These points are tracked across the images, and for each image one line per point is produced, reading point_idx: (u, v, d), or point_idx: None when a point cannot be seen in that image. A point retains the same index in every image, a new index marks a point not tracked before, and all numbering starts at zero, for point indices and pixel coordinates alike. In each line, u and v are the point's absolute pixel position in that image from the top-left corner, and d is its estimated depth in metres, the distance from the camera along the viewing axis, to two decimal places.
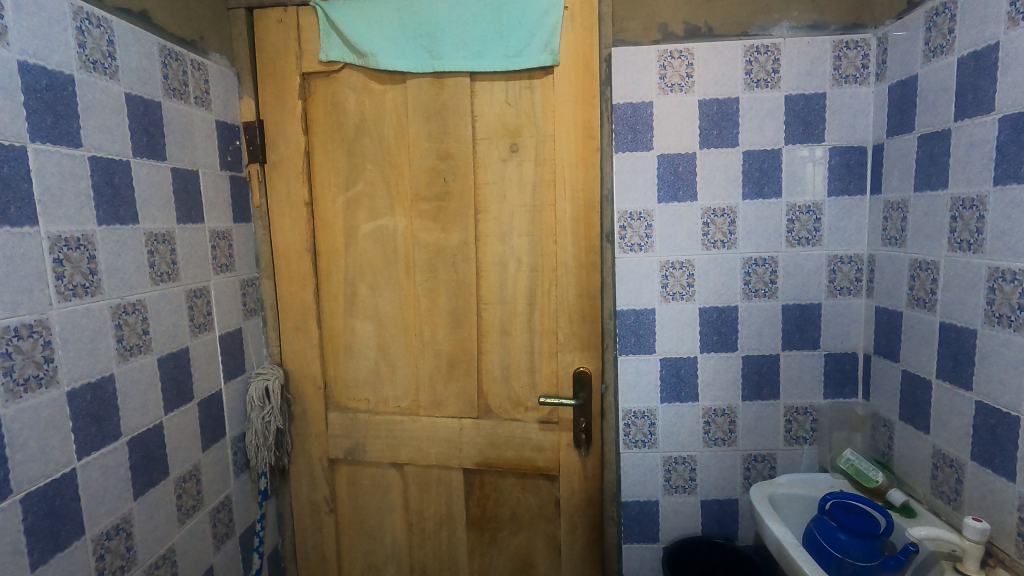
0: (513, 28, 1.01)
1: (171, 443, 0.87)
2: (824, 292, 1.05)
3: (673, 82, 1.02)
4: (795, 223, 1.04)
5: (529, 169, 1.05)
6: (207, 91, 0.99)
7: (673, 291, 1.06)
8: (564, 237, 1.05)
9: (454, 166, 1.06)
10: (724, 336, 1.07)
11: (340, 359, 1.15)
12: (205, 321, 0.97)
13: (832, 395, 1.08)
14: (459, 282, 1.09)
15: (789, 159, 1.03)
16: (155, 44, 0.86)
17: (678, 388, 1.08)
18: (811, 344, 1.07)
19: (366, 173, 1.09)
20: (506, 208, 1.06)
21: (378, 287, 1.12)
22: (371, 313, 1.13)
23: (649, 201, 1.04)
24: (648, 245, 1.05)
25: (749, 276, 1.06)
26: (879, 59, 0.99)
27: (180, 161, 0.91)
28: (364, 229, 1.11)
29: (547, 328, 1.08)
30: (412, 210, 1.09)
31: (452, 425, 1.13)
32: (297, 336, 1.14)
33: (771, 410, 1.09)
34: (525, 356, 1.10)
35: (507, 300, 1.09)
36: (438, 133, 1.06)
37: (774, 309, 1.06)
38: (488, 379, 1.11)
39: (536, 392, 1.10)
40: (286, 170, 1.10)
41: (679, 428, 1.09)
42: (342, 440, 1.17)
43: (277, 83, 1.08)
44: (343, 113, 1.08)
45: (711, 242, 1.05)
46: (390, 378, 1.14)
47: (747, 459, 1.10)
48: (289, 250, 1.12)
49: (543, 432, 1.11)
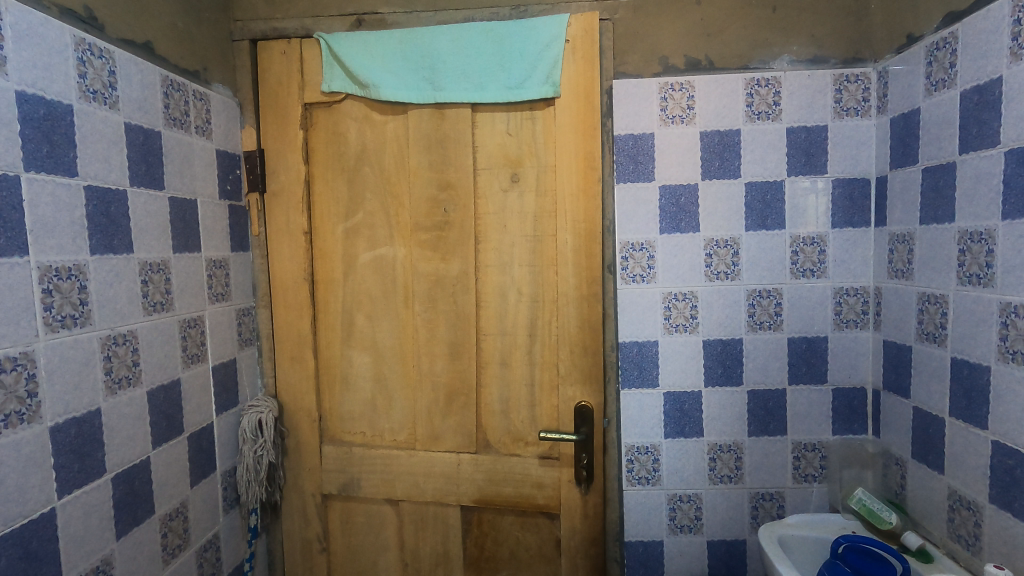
0: (513, 61, 1.01)
1: (159, 478, 0.85)
2: (829, 324, 1.04)
3: (674, 114, 1.02)
4: (799, 255, 1.03)
5: (529, 200, 1.04)
6: (207, 120, 0.99)
7: (677, 323, 1.04)
8: (565, 268, 1.03)
9: (454, 197, 1.06)
10: (728, 369, 1.05)
11: (336, 391, 1.12)
12: (199, 352, 0.95)
13: (841, 431, 1.05)
14: (458, 313, 1.07)
15: (791, 191, 1.02)
16: (157, 74, 0.86)
17: (682, 423, 1.06)
18: (818, 378, 1.04)
19: (367, 203, 1.09)
20: (507, 238, 1.05)
21: (377, 317, 1.10)
22: (369, 344, 1.11)
23: (650, 232, 1.03)
24: (650, 276, 1.04)
25: (754, 308, 1.04)
26: (880, 92, 0.99)
27: (178, 191, 0.90)
28: (363, 258, 1.10)
29: (548, 360, 1.06)
30: (412, 239, 1.08)
31: (450, 460, 1.09)
32: (293, 367, 1.12)
33: (778, 446, 1.05)
34: (525, 389, 1.07)
35: (507, 332, 1.06)
36: (439, 163, 1.06)
37: (780, 342, 1.04)
38: (487, 413, 1.08)
39: (535, 426, 1.07)
40: (286, 199, 1.10)
41: (683, 464, 1.06)
42: (336, 475, 1.13)
43: (279, 113, 1.09)
44: (344, 142, 1.09)
45: (715, 273, 1.04)
46: (386, 411, 1.11)
47: (754, 497, 1.06)
48: (287, 278, 1.11)
49: (543, 468, 1.07)
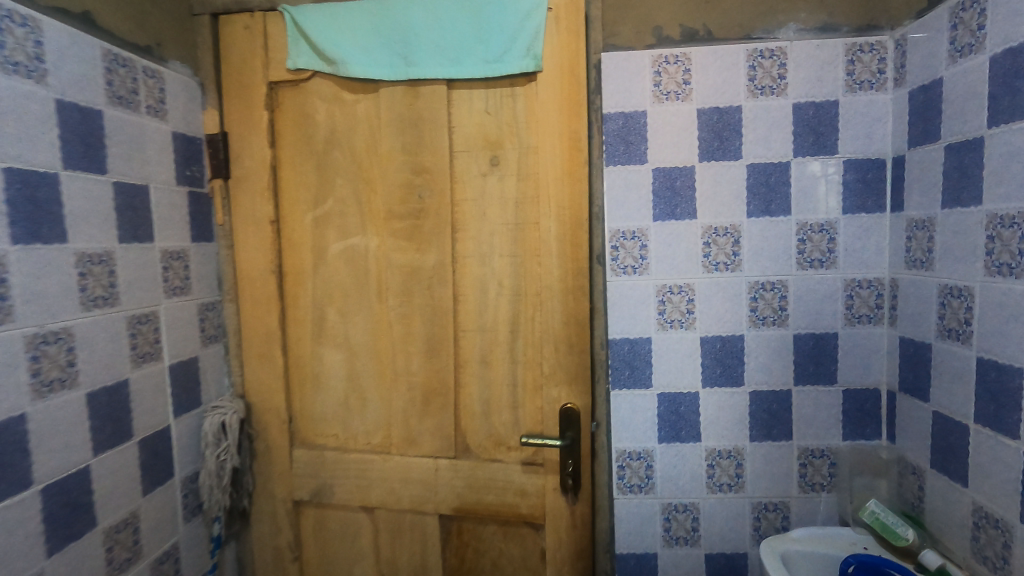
0: (492, 33, 0.93)
1: (102, 487, 0.78)
2: (839, 320, 0.95)
3: (669, 90, 0.93)
4: (806, 243, 0.94)
5: (510, 185, 0.96)
6: (162, 100, 0.92)
7: (671, 318, 0.96)
8: (549, 258, 0.95)
9: (430, 182, 0.98)
10: (728, 369, 0.96)
11: (307, 390, 1.05)
12: (152, 350, 0.88)
13: (851, 436, 0.96)
14: (435, 307, 0.99)
15: (798, 174, 0.93)
16: (98, 47, 0.79)
17: (677, 426, 0.97)
18: (826, 379, 0.96)
19: (337, 189, 1.01)
20: (486, 226, 0.97)
21: (349, 312, 1.03)
22: (341, 341, 1.03)
23: (642, 219, 0.94)
24: (642, 267, 0.95)
25: (756, 302, 0.95)
26: (897, 63, 0.90)
27: (125, 176, 0.83)
28: (333, 248, 1.02)
29: (531, 359, 0.98)
30: (385, 228, 1.00)
31: (427, 466, 1.01)
32: (261, 366, 1.05)
33: (783, 452, 0.97)
34: (507, 389, 0.99)
35: (487, 328, 0.98)
36: (413, 145, 0.98)
37: (785, 339, 0.95)
38: (466, 415, 1.00)
39: (518, 430, 0.99)
40: (251, 185, 1.03)
41: (678, 471, 0.98)
42: (308, 480, 1.06)
43: (243, 94, 1.01)
44: (312, 125, 1.01)
45: (713, 263, 0.95)
46: (360, 413, 1.04)
47: (756, 507, 0.98)
48: (253, 271, 1.04)
49: (527, 475, 0.99)
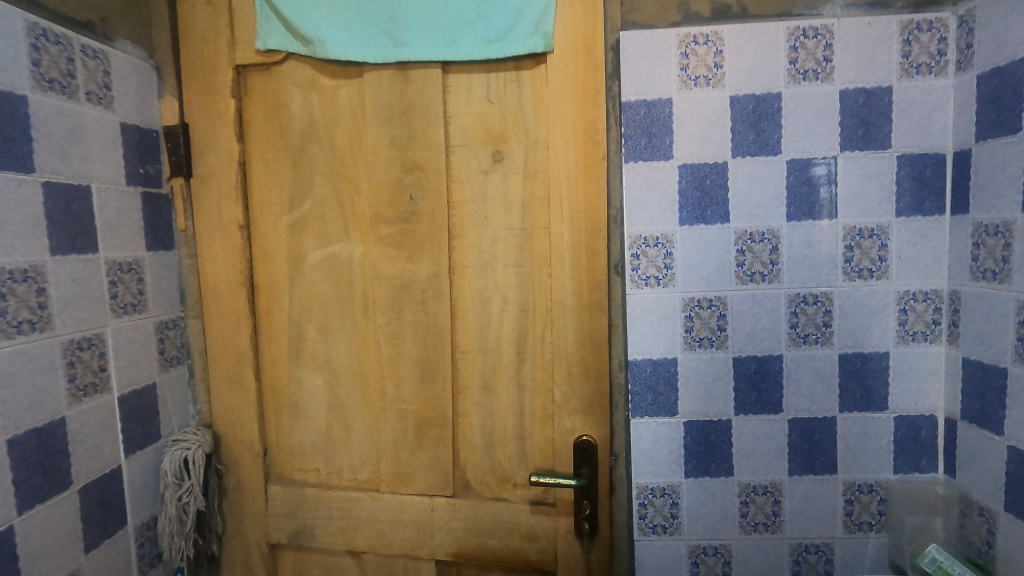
0: (494, 7, 0.79)
1: (30, 547, 0.66)
2: (891, 338, 0.83)
3: (697, 74, 0.81)
4: (854, 250, 0.82)
5: (515, 184, 0.83)
6: (107, 86, 0.78)
7: (700, 336, 0.84)
8: (560, 269, 0.82)
9: (422, 180, 0.85)
10: (764, 394, 0.85)
11: (284, 419, 0.92)
12: (96, 380, 0.75)
13: (904, 469, 0.85)
14: (429, 325, 0.86)
15: (845, 171, 0.81)
16: (20, 20, 0.66)
17: (707, 459, 0.85)
18: (875, 404, 0.84)
19: (316, 189, 0.88)
20: (488, 232, 0.84)
21: (330, 330, 0.90)
22: (321, 363, 0.90)
23: (667, 223, 0.82)
24: (667, 278, 0.83)
25: (797, 318, 0.83)
26: (961, 43, 0.78)
27: (58, 175, 0.71)
28: (312, 258, 0.89)
29: (540, 383, 0.85)
30: (371, 234, 0.87)
31: (421, 505, 0.89)
32: (231, 391, 0.92)
33: (826, 488, 0.85)
34: (512, 418, 0.86)
35: (490, 348, 0.86)
36: (403, 138, 0.85)
37: (829, 359, 0.84)
38: (466, 448, 0.87)
39: (525, 464, 0.87)
40: (216, 185, 0.89)
41: (708, 509, 0.86)
42: (285, 521, 0.93)
43: (205, 79, 0.88)
44: (286, 115, 0.88)
45: (748, 273, 0.83)
46: (344, 444, 0.91)
47: (796, 549, 0.86)
48: (220, 283, 0.91)
49: (536, 516, 0.87)
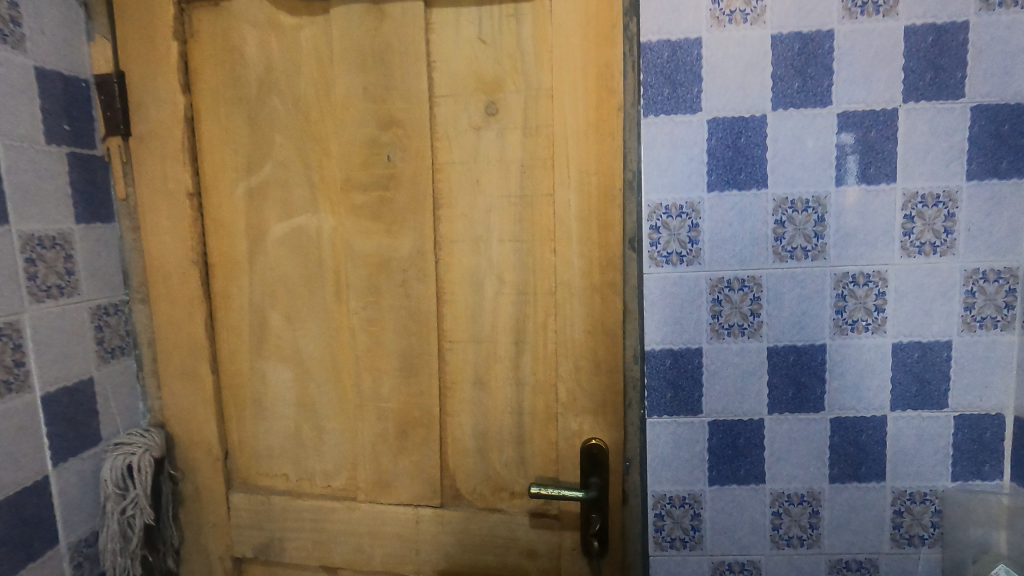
0: None
1: None
2: (954, 325, 0.70)
3: (733, 8, 0.66)
4: (915, 221, 0.69)
5: (512, 142, 0.70)
6: (14, 20, 0.64)
7: (729, 323, 0.71)
8: (565, 245, 0.70)
9: (401, 139, 0.71)
10: (803, 390, 0.72)
11: (247, 418, 0.80)
12: (9, 378, 0.63)
13: (963, 476, 0.73)
14: (412, 310, 0.74)
15: (908, 126, 0.67)
16: None
17: (734, 465, 0.74)
18: (933, 402, 0.72)
19: (276, 150, 0.74)
20: (480, 200, 0.71)
21: (297, 316, 0.77)
22: (288, 354, 0.78)
23: (693, 189, 0.68)
24: (692, 254, 0.69)
25: (844, 301, 0.71)
26: None
27: None
28: (275, 231, 0.76)
29: (542, 378, 0.73)
30: (343, 203, 0.73)
31: (405, 517, 0.77)
32: (185, 386, 0.80)
33: (872, 497, 0.74)
34: (510, 418, 0.74)
35: (483, 337, 0.73)
36: (378, 87, 0.71)
37: (881, 350, 0.71)
38: (456, 452, 0.76)
39: (525, 471, 0.75)
40: (160, 145, 0.75)
41: (734, 521, 0.75)
42: (251, 532, 0.81)
43: (142, 17, 0.73)
44: (240, 60, 0.73)
45: (787, 249, 0.70)
46: (316, 447, 0.79)
47: (835, 566, 0.75)
48: (168, 261, 0.78)
49: (537, 530, 0.75)
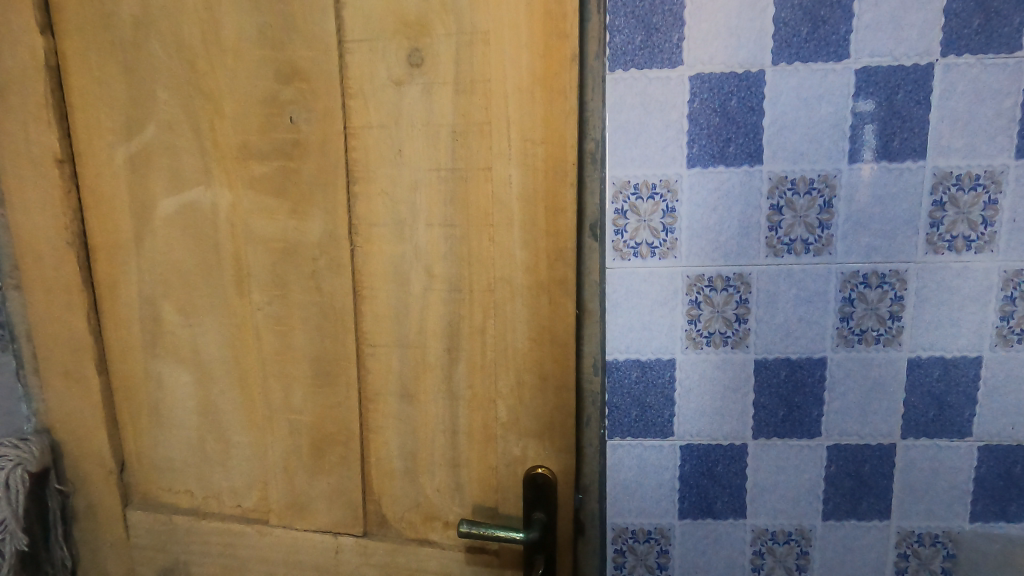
0: None
1: None
2: (985, 339, 0.57)
3: None
4: (947, 209, 0.55)
5: (442, 102, 0.55)
6: None
7: (709, 331, 0.58)
8: (507, 233, 0.57)
9: (306, 96, 0.57)
10: (795, 411, 0.60)
11: (143, 427, 0.69)
12: None
13: (984, 518, 0.61)
14: (325, 307, 0.61)
15: (946, 86, 0.53)
16: None
17: (709, 498, 0.62)
18: (954, 430, 0.59)
19: (159, 108, 0.61)
20: (404, 175, 0.57)
21: (194, 310, 0.65)
22: (185, 354, 0.66)
23: (669, 164, 0.55)
24: (665, 245, 0.56)
25: (852, 306, 0.57)
26: None
27: None
28: (163, 209, 0.63)
29: (480, 392, 0.61)
30: (240, 176, 0.60)
31: (323, 545, 0.66)
32: (70, 389, 0.68)
33: (872, 538, 0.62)
34: (442, 437, 0.62)
35: (409, 342, 0.61)
36: (276, 29, 0.56)
37: (893, 366, 0.58)
38: (380, 474, 0.64)
39: (460, 498, 0.63)
40: (20, 100, 0.62)
41: (707, 561, 0.63)
42: (152, 555, 0.71)
43: None
44: None
45: (784, 241, 0.56)
46: (222, 462, 0.68)
47: None
48: (41, 242, 0.65)
49: (474, 566, 0.64)
